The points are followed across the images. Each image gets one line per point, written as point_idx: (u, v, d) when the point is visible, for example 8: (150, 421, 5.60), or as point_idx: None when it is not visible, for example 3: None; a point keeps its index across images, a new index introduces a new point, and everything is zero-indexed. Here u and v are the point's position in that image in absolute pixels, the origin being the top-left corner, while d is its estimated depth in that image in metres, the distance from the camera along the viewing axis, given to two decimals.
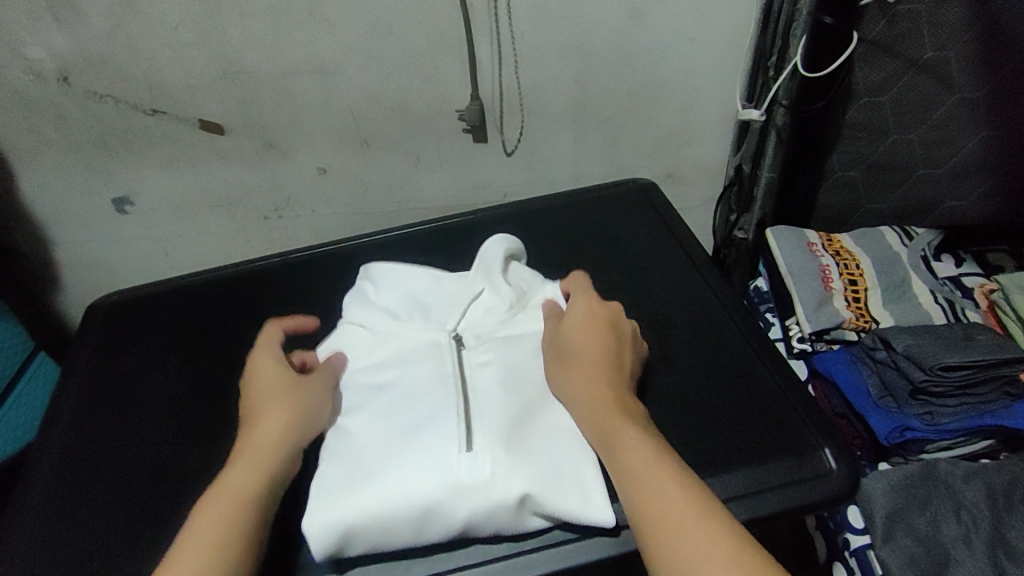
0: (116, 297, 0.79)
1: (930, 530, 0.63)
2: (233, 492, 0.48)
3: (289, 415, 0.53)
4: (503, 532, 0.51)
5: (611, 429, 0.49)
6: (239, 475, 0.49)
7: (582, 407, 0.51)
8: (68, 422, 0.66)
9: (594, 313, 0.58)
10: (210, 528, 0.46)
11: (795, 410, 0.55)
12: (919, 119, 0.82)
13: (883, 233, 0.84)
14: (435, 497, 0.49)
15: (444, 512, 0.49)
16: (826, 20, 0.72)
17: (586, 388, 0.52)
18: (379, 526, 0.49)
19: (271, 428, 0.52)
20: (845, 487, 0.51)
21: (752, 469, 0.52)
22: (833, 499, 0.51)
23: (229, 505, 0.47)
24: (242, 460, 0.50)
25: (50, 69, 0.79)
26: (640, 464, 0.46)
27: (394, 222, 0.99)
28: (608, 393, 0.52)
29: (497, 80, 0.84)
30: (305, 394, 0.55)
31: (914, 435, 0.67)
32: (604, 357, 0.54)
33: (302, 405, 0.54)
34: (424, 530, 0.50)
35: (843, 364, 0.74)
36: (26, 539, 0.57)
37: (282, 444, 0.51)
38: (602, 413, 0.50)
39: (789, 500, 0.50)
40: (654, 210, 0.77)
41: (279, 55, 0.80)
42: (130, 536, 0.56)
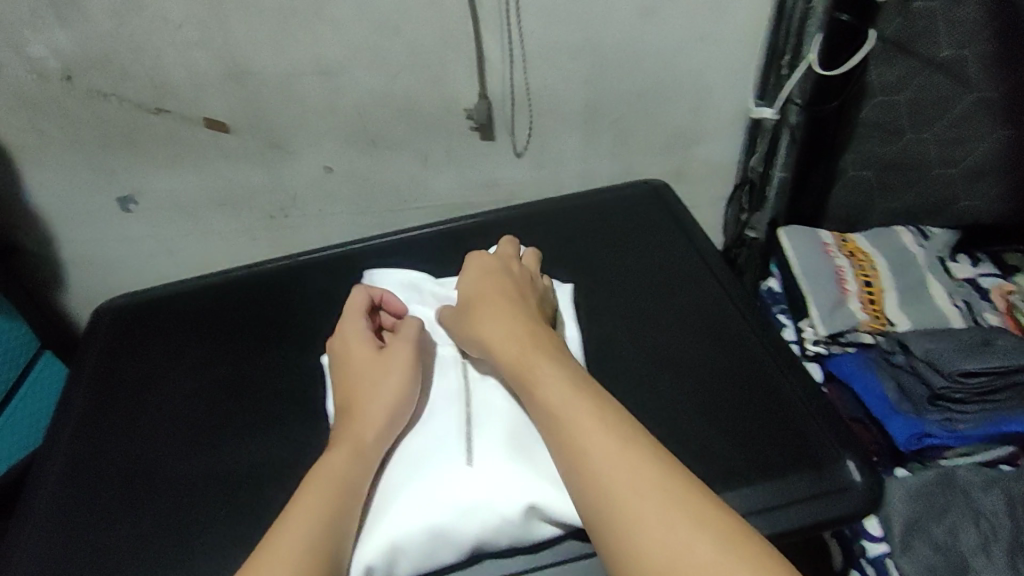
0: (121, 301, 0.78)
1: (948, 538, 0.62)
2: (336, 474, 0.48)
3: (398, 393, 0.53)
4: (518, 541, 0.50)
5: (528, 368, 0.50)
6: (345, 460, 0.49)
7: (493, 346, 0.52)
8: (72, 430, 0.65)
9: (487, 264, 0.60)
10: (320, 512, 0.46)
11: (817, 423, 0.54)
12: (935, 118, 0.80)
13: (899, 233, 0.82)
14: (445, 516, 0.49)
15: (454, 528, 0.49)
16: (842, 17, 0.70)
17: (496, 334, 0.53)
18: (395, 543, 0.48)
19: (378, 412, 0.52)
20: (869, 500, 0.50)
21: (775, 482, 0.50)
22: (857, 512, 0.50)
23: (336, 489, 0.48)
24: (348, 446, 0.50)
25: (54, 68, 0.79)
26: (562, 405, 0.46)
27: (401, 221, 0.98)
28: (520, 333, 0.52)
29: (506, 79, 0.83)
30: (400, 360, 0.55)
31: (933, 442, 0.66)
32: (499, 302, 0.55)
33: (404, 378, 0.54)
34: (437, 544, 0.48)
35: (859, 367, 0.73)
36: (29, 553, 0.56)
37: (389, 428, 0.52)
38: (515, 347, 0.51)
39: (814, 514, 0.49)
40: (667, 214, 0.75)
41: (283, 53, 0.79)
42: (134, 549, 0.55)
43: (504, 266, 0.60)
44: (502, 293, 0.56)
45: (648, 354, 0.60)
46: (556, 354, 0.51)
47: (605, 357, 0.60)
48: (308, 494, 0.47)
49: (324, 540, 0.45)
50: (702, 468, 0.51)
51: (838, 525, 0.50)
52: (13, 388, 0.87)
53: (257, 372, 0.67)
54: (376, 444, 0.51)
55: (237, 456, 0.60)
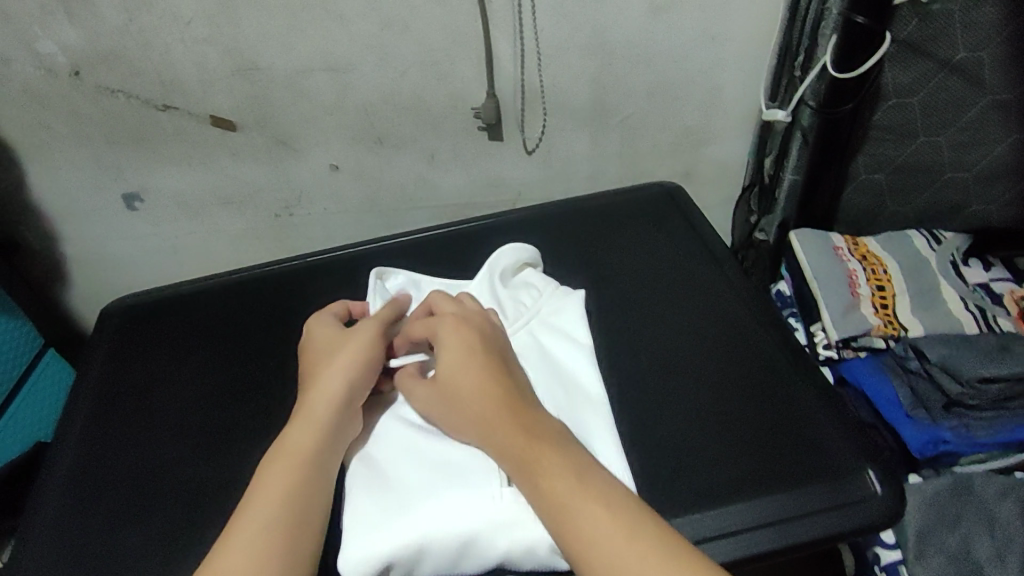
0: (129, 300, 0.78)
1: (962, 546, 0.63)
2: (301, 451, 0.48)
3: (352, 355, 0.53)
4: (542, 564, 0.47)
5: (529, 461, 0.44)
6: (304, 432, 0.49)
7: (492, 440, 0.46)
8: (77, 435, 0.65)
9: (467, 322, 0.53)
10: (285, 488, 0.46)
11: (834, 432, 0.54)
12: (949, 121, 0.80)
13: (911, 237, 0.82)
14: (477, 527, 0.47)
15: (486, 540, 0.47)
16: (858, 19, 0.69)
17: (494, 426, 0.47)
18: (416, 550, 0.46)
19: (332, 380, 0.52)
20: (889, 511, 0.49)
21: (792, 493, 0.50)
22: (875, 523, 0.49)
23: (297, 460, 0.48)
24: (305, 417, 0.50)
25: (61, 63, 0.78)
26: (587, 521, 0.40)
27: (407, 221, 0.98)
28: (512, 422, 0.46)
29: (516, 78, 0.82)
30: (358, 332, 0.55)
31: (948, 448, 0.65)
32: (483, 389, 0.48)
33: (360, 341, 0.54)
34: (465, 553, 0.47)
35: (872, 372, 0.73)
36: (33, 559, 0.56)
37: (345, 390, 0.52)
38: (518, 442, 0.45)
39: (830, 525, 0.49)
40: (680, 217, 0.75)
41: (292, 51, 0.79)
42: (140, 557, 0.54)
43: (477, 336, 0.52)
44: (490, 363, 0.50)
45: (663, 359, 0.60)
46: (563, 444, 0.45)
47: (621, 361, 0.60)
48: (270, 470, 0.47)
49: (289, 515, 0.45)
50: (720, 477, 0.51)
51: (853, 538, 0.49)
52: (14, 387, 0.85)
53: (267, 374, 0.67)
54: (330, 408, 0.51)
55: (247, 462, 0.59)
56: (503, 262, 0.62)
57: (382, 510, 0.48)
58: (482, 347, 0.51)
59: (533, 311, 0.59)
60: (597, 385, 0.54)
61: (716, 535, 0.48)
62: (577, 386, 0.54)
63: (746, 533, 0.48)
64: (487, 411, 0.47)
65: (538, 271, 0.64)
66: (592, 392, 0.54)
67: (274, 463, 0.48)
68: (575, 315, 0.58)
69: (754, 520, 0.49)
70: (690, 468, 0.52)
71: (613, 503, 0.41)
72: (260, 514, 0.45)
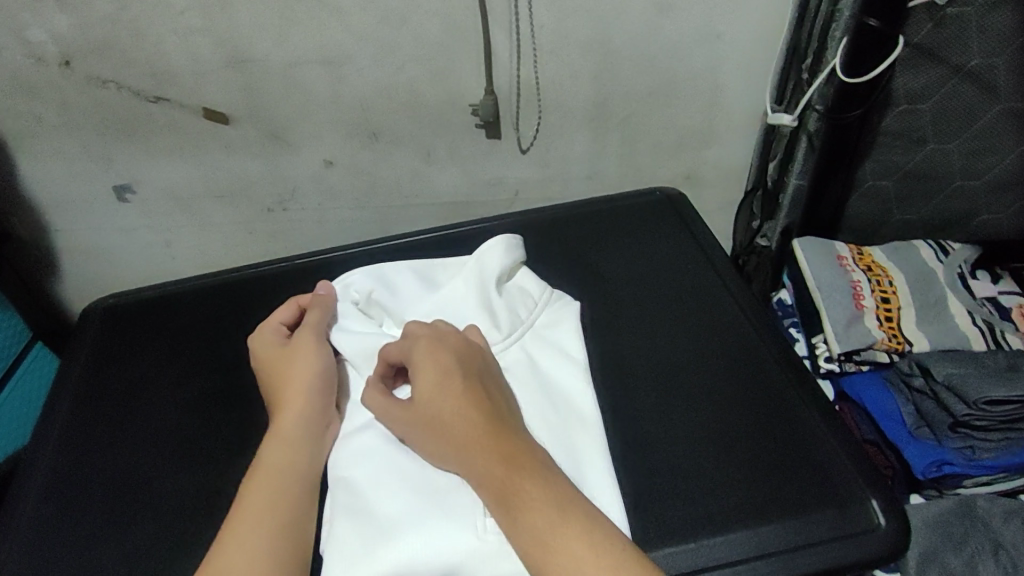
0: (115, 298, 0.76)
1: (966, 571, 0.61)
2: (282, 460, 0.51)
3: (312, 372, 0.55)
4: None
5: (508, 491, 0.43)
6: (281, 449, 0.51)
7: (469, 468, 0.45)
8: (56, 441, 0.63)
9: (440, 346, 0.50)
10: (275, 500, 0.48)
11: (839, 457, 0.52)
12: (960, 129, 0.77)
13: (919, 248, 0.80)
14: (464, 552, 0.46)
15: (472, 566, 0.45)
16: (870, 23, 0.67)
17: (473, 458, 0.45)
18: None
19: (296, 389, 0.54)
20: (894, 543, 0.48)
21: (794, 521, 0.48)
22: (880, 556, 0.47)
23: (277, 474, 0.49)
24: (278, 436, 0.52)
25: (50, 52, 0.76)
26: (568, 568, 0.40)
27: (403, 218, 0.96)
28: (493, 454, 0.44)
29: (516, 75, 0.80)
30: (304, 347, 0.57)
31: (953, 470, 0.64)
32: (458, 423, 0.46)
33: (312, 354, 0.56)
34: None
35: (877, 388, 0.72)
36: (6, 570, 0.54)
37: (313, 405, 0.54)
38: (497, 472, 0.43)
39: (833, 557, 0.47)
40: (680, 223, 0.73)
41: (287, 43, 0.76)
42: (117, 571, 0.53)
43: (453, 360, 0.49)
44: (471, 392, 0.47)
45: (659, 373, 0.58)
46: (546, 473, 0.44)
47: (615, 375, 0.58)
48: (254, 484, 0.49)
49: (280, 518, 0.47)
50: (717, 502, 0.49)
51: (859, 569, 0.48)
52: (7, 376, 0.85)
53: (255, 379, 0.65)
54: (303, 425, 0.53)
55: (231, 475, 0.58)
56: (502, 263, 0.60)
57: (363, 538, 0.47)
58: (461, 379, 0.48)
59: (529, 322, 0.58)
60: (592, 404, 0.52)
61: (711, 567, 0.47)
62: (568, 405, 0.53)
63: (746, 565, 0.46)
64: (467, 441, 0.45)
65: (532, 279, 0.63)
66: (586, 410, 0.52)
67: (258, 476, 0.50)
68: (570, 331, 0.57)
69: (753, 550, 0.47)
70: (685, 491, 0.50)
71: (598, 545, 0.40)
72: (252, 524, 0.46)
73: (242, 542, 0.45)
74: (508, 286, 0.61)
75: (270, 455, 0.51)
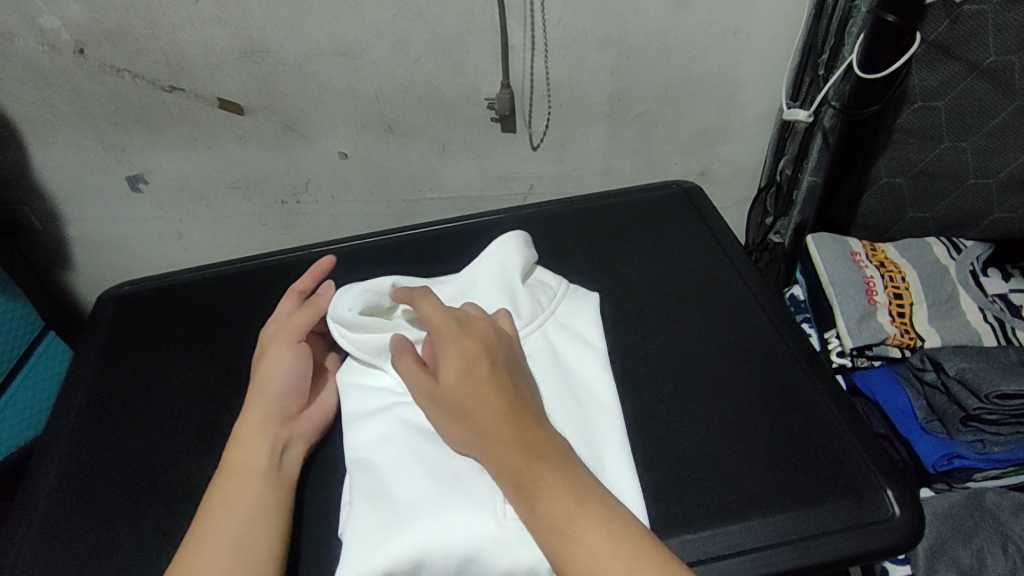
0: (131, 286, 0.77)
1: (975, 564, 0.63)
2: (241, 463, 0.51)
3: (277, 375, 0.56)
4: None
5: (527, 482, 0.43)
6: (242, 451, 0.52)
7: (490, 456, 0.45)
8: (69, 430, 0.63)
9: (467, 339, 0.50)
10: (237, 503, 0.49)
11: (856, 449, 0.52)
12: (975, 126, 0.78)
13: (931, 245, 0.81)
14: (482, 540, 0.46)
15: (489, 555, 0.46)
16: (888, 18, 0.67)
17: (492, 445, 0.45)
18: (418, 562, 0.46)
19: (262, 392, 0.55)
20: (910, 534, 0.48)
21: (810, 511, 0.49)
22: (896, 547, 0.48)
23: (237, 479, 0.50)
24: (239, 438, 0.53)
25: (65, 40, 0.76)
26: (586, 556, 0.40)
27: (416, 211, 0.96)
28: (514, 443, 0.45)
29: (532, 70, 0.80)
30: (274, 350, 0.58)
31: (963, 463, 0.64)
32: (479, 407, 0.47)
33: (280, 356, 0.57)
34: (469, 566, 0.46)
35: (887, 382, 0.73)
36: (21, 557, 0.54)
37: (273, 406, 0.55)
38: (517, 462, 0.44)
39: (850, 546, 0.48)
40: (696, 217, 0.73)
41: (303, 34, 0.77)
42: (132, 556, 0.53)
43: (474, 343, 0.50)
44: (496, 380, 0.48)
45: (674, 364, 0.59)
46: (565, 464, 0.45)
47: (632, 367, 0.59)
48: (216, 491, 0.50)
49: (234, 519, 0.48)
50: (734, 492, 0.50)
51: (875, 560, 0.48)
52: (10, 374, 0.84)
53: None
54: (261, 427, 0.53)
55: None
56: (521, 259, 0.60)
57: (385, 522, 0.48)
58: (487, 365, 0.49)
59: (549, 309, 0.58)
60: (611, 394, 0.53)
61: (728, 554, 0.47)
62: (589, 395, 0.53)
63: (762, 553, 0.47)
64: (490, 430, 0.46)
65: (546, 271, 0.63)
66: (606, 400, 0.53)
67: (218, 483, 0.51)
68: (588, 319, 0.58)
69: (767, 540, 0.47)
70: (701, 481, 0.51)
71: (616, 536, 0.41)
72: (209, 529, 0.48)
73: (201, 549, 0.47)
74: (528, 276, 0.61)
75: (231, 459, 0.52)
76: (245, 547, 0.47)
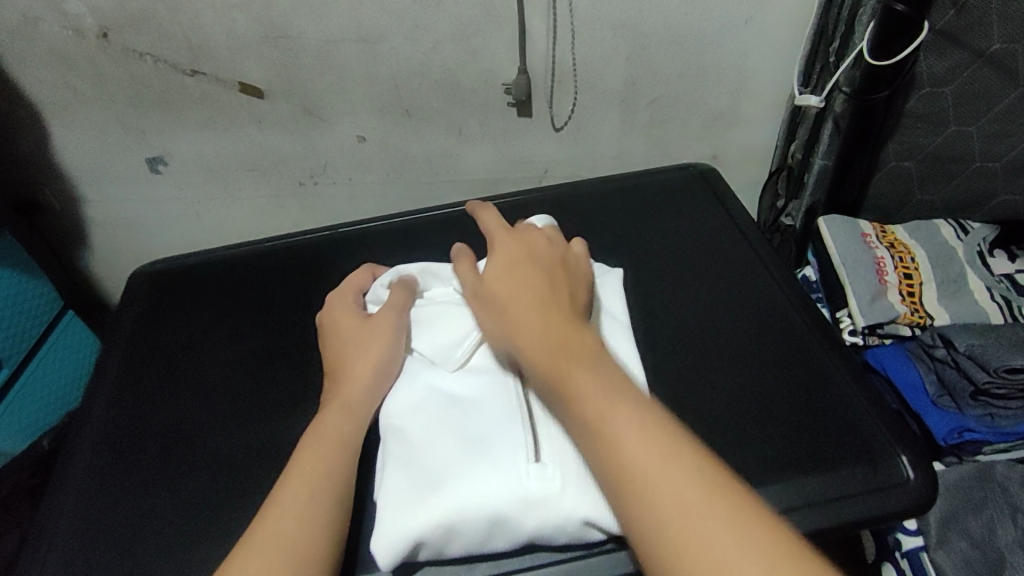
0: (159, 265, 0.78)
1: (985, 534, 0.65)
2: (336, 433, 0.52)
3: (377, 356, 0.56)
4: (572, 539, 0.49)
5: (559, 373, 0.44)
6: (341, 420, 0.53)
7: (523, 344, 0.46)
8: (104, 403, 0.65)
9: (516, 252, 0.54)
10: (327, 469, 0.49)
11: (870, 418, 0.54)
12: (981, 111, 0.80)
13: (940, 226, 0.83)
14: (506, 505, 0.48)
15: (514, 518, 0.48)
16: (897, 7, 0.68)
17: (523, 332, 0.47)
18: (449, 526, 0.48)
19: (363, 366, 0.55)
20: (921, 499, 0.51)
21: (824, 476, 0.51)
22: (905, 511, 0.50)
23: (333, 446, 0.51)
24: (337, 405, 0.54)
25: (89, 24, 0.77)
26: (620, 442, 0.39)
27: (433, 194, 0.98)
28: (545, 336, 0.46)
29: (549, 55, 0.81)
30: (381, 331, 0.57)
31: (973, 437, 0.67)
32: (514, 298, 0.50)
33: (386, 338, 0.57)
34: (496, 527, 0.48)
35: (898, 359, 0.75)
36: (64, 519, 0.57)
37: (372, 390, 0.55)
38: (548, 353, 0.45)
39: (861, 511, 0.50)
40: (712, 199, 0.75)
41: (323, 20, 0.78)
42: (173, 520, 0.55)
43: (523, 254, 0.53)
44: (539, 284, 0.50)
45: (692, 338, 0.61)
46: (597, 363, 0.44)
47: (653, 341, 0.61)
48: (307, 453, 0.50)
49: (324, 486, 0.48)
50: (753, 459, 0.52)
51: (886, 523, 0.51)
52: (16, 372, 0.84)
53: (299, 343, 0.67)
54: (366, 402, 0.54)
55: (284, 430, 0.60)
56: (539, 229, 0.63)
57: (415, 488, 0.50)
58: (532, 272, 0.51)
59: None
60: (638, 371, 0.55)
61: None
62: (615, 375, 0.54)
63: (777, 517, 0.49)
64: (527, 318, 0.47)
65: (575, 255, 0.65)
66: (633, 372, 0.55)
67: (311, 444, 0.51)
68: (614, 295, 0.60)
69: (782, 505, 0.50)
70: (722, 449, 0.53)
71: (649, 426, 0.40)
72: (297, 488, 0.48)
73: (286, 505, 0.47)
74: None
75: (326, 425, 0.52)
76: (319, 508, 0.47)
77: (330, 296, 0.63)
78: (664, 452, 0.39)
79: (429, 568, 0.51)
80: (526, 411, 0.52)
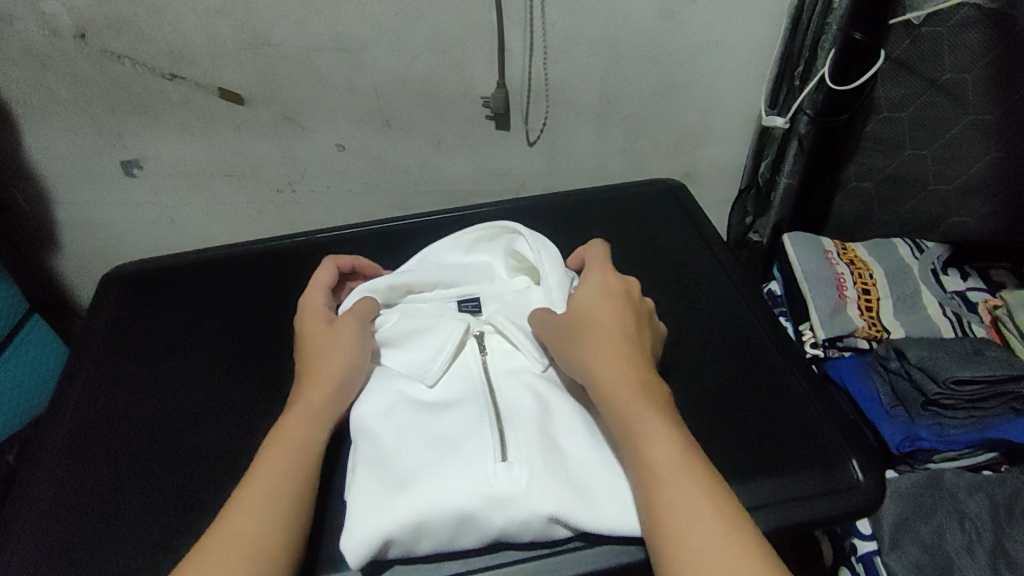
0: (133, 265, 0.78)
1: (935, 538, 0.68)
2: (300, 438, 0.52)
3: (344, 364, 0.56)
4: (538, 537, 0.51)
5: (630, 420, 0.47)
6: (304, 424, 0.53)
7: (602, 379, 0.50)
8: (76, 401, 0.65)
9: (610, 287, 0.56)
10: (287, 473, 0.49)
11: (826, 423, 0.57)
12: (933, 136, 0.84)
13: (896, 245, 0.87)
14: (473, 504, 0.49)
15: (482, 517, 0.49)
16: (856, 35, 0.73)
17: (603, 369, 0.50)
18: (418, 525, 0.49)
19: (331, 373, 0.56)
20: (872, 499, 0.53)
21: (777, 478, 0.54)
22: (859, 510, 0.53)
23: (294, 450, 0.51)
24: (301, 410, 0.54)
25: (66, 25, 0.77)
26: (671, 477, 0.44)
27: (410, 203, 0.99)
28: (621, 380, 0.49)
29: (527, 71, 0.84)
30: (346, 337, 0.58)
31: (924, 445, 0.70)
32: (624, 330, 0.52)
33: (352, 346, 0.57)
34: (463, 526, 0.50)
35: (855, 371, 0.77)
36: (31, 516, 0.57)
37: (337, 399, 0.55)
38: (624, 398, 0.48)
39: (825, 509, 0.52)
40: (681, 213, 0.78)
41: (305, 28, 0.79)
42: (143, 519, 0.55)
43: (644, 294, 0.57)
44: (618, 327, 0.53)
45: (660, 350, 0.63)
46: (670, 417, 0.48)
47: None
48: (269, 458, 0.50)
49: (283, 491, 0.48)
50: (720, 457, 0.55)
51: (844, 523, 0.53)
52: None
53: (275, 346, 0.68)
54: (329, 404, 0.54)
55: (257, 432, 0.61)
56: (479, 232, 0.68)
57: (384, 489, 0.51)
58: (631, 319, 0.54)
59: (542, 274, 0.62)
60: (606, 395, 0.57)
61: None
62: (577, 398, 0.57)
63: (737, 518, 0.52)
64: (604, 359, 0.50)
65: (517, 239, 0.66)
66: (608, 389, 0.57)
67: (274, 447, 0.51)
68: (554, 271, 0.62)
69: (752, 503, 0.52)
70: None
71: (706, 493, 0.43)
72: (257, 492, 0.48)
73: (246, 507, 0.47)
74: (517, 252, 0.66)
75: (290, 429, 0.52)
76: (278, 511, 0.47)
77: (302, 300, 0.63)
78: (724, 527, 0.42)
79: (399, 567, 0.52)
80: (496, 416, 0.54)
